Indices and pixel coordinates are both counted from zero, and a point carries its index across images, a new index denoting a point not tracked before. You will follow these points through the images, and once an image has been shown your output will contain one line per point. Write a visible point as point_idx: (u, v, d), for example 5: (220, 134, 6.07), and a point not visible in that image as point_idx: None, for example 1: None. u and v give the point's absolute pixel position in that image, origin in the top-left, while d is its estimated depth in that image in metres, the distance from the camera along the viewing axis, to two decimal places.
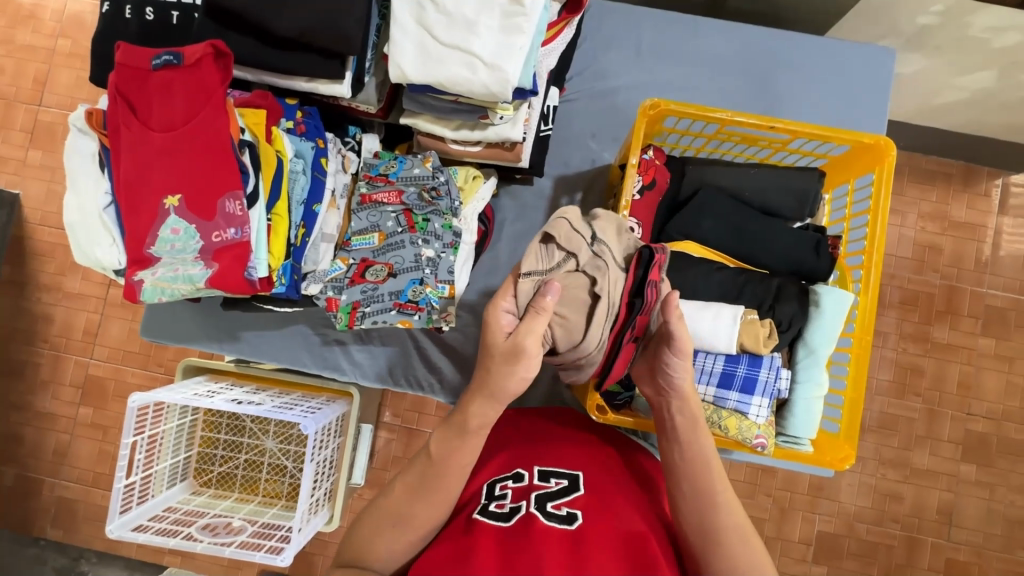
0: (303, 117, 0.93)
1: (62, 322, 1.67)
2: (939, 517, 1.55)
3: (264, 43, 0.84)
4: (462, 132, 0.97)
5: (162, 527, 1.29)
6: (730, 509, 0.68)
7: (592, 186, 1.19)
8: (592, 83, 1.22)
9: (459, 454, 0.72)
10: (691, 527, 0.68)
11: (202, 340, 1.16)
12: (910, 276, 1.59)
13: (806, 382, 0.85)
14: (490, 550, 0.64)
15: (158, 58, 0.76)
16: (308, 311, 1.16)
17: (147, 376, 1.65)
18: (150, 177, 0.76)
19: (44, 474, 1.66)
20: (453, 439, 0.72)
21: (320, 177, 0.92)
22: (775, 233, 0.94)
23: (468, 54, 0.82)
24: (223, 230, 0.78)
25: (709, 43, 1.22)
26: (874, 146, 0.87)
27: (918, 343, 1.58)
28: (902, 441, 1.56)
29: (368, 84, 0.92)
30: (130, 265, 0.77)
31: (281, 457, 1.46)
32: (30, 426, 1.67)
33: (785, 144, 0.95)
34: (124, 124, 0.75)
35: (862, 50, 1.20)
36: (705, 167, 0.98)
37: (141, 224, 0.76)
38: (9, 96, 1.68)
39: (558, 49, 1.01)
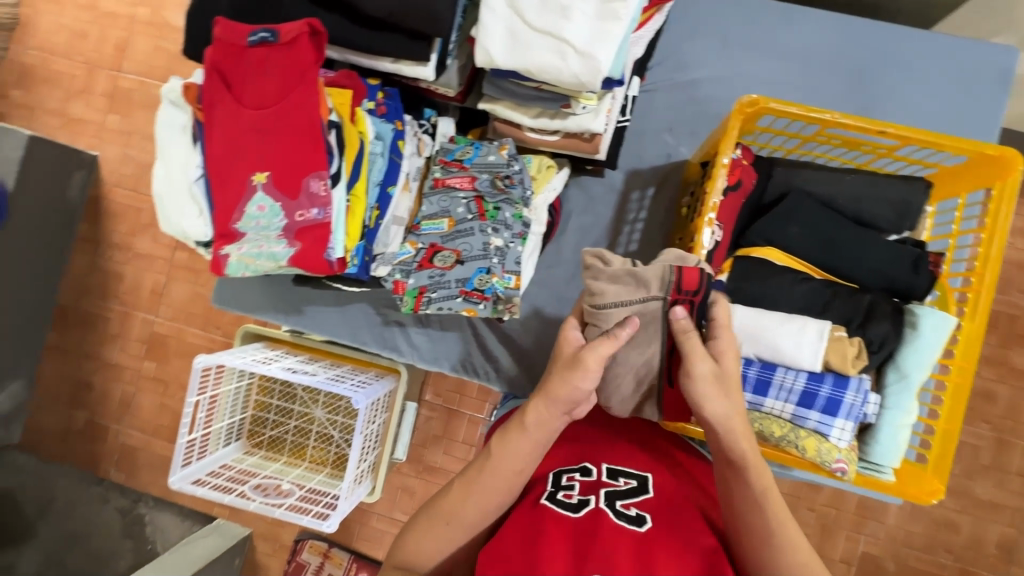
0: (384, 98, 0.92)
1: (131, 281, 1.76)
2: (997, 552, 1.46)
3: (351, 21, 0.83)
4: (541, 120, 0.95)
5: (218, 482, 1.36)
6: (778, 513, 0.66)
7: (666, 182, 1.15)
8: (671, 73, 1.16)
9: (501, 453, 0.71)
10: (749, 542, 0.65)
11: (266, 312, 1.20)
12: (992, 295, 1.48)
13: (895, 409, 0.80)
14: (560, 537, 0.63)
15: (254, 35, 0.76)
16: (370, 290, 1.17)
17: (207, 338, 1.73)
18: (241, 154, 0.77)
19: (110, 420, 1.78)
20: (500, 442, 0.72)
21: (397, 160, 0.91)
22: (868, 246, 0.88)
23: (559, 40, 0.79)
24: (306, 209, 0.78)
25: (802, 36, 1.14)
26: (999, 158, 0.78)
27: (994, 367, 1.47)
28: (964, 468, 1.47)
29: (451, 66, 0.91)
30: (217, 239, 0.79)
31: (329, 427, 1.49)
32: (99, 375, 1.78)
33: (891, 151, 0.88)
34: (219, 99, 0.76)
35: (973, 49, 1.10)
36: (795, 170, 0.92)
37: (229, 199, 0.77)
38: (93, 61, 1.75)
39: (645, 37, 0.96)
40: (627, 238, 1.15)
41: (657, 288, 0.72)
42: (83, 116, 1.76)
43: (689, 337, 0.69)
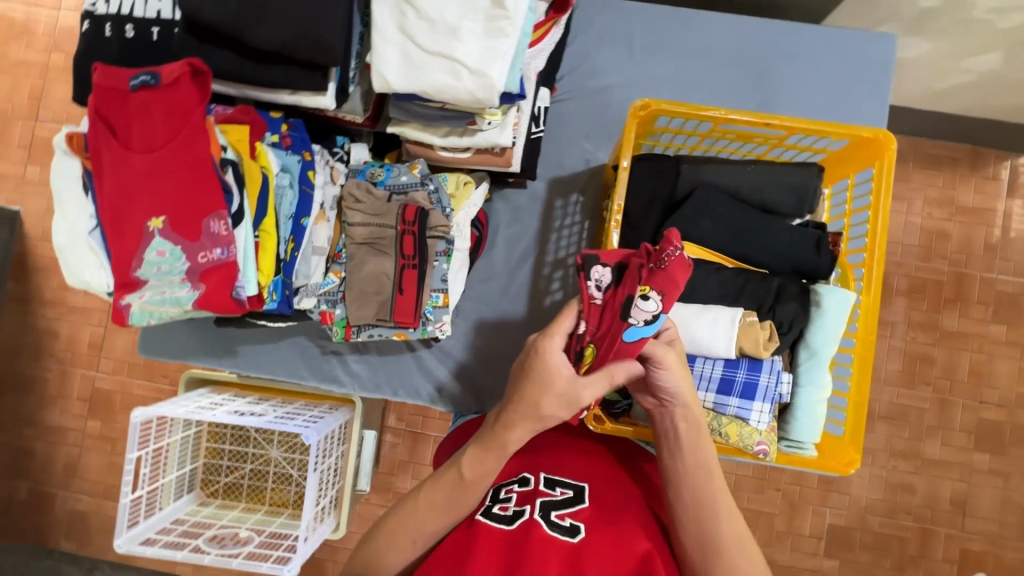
0: (288, 130, 0.92)
1: (66, 337, 1.68)
2: (952, 508, 1.52)
3: (241, 56, 0.83)
4: (450, 139, 0.95)
5: (170, 539, 1.27)
6: (729, 521, 0.70)
7: (587, 187, 1.17)
8: (583, 81, 1.19)
9: (476, 475, 0.73)
10: (689, 539, 0.70)
11: (200, 356, 1.16)
12: (917, 264, 1.56)
13: (809, 385, 0.83)
14: (497, 556, 0.66)
15: (136, 78, 0.75)
16: (304, 323, 1.15)
17: (152, 388, 1.66)
18: (133, 200, 0.75)
19: (55, 487, 1.68)
20: (470, 460, 0.73)
21: (308, 191, 0.91)
22: (773, 231, 0.91)
23: (452, 60, 0.80)
24: (209, 250, 0.77)
25: (702, 36, 1.19)
26: (874, 139, 0.84)
27: (927, 331, 1.55)
28: (913, 432, 1.53)
29: (354, 93, 0.91)
30: (117, 289, 0.76)
31: (286, 467, 1.45)
32: (40, 440, 1.68)
33: (782, 140, 0.93)
34: (104, 146, 0.74)
35: (858, 37, 1.17)
36: (701, 166, 0.95)
37: (126, 248, 0.75)
38: (5, 112, 1.68)
39: (546, 50, 0.99)
40: (556, 245, 1.17)
41: (392, 219, 0.95)
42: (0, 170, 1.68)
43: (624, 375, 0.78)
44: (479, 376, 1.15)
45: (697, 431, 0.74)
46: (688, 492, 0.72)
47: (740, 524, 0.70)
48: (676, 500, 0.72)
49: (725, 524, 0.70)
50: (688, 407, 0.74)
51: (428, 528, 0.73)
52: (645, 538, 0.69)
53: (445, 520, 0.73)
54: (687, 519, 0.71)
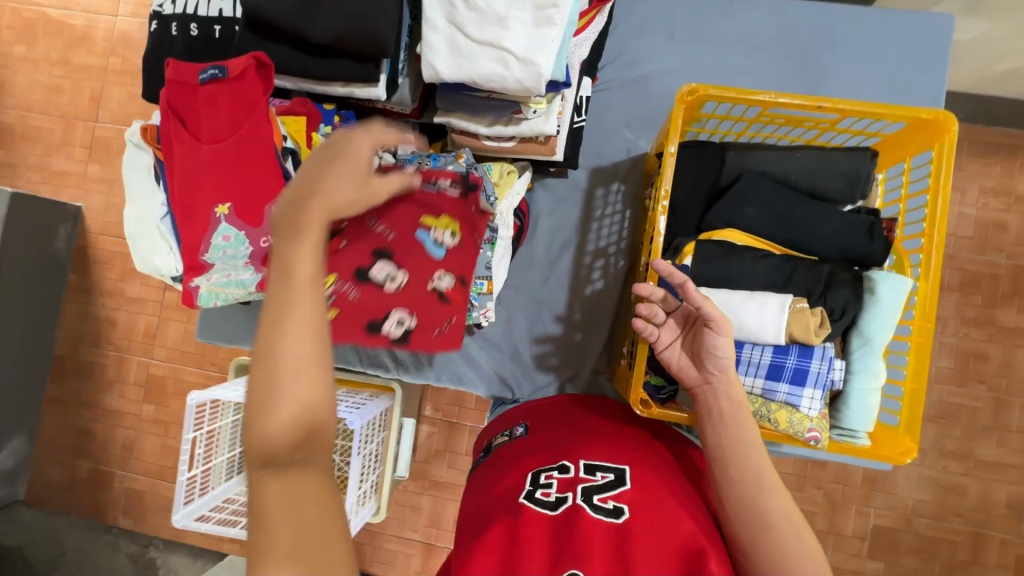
0: (340, 121, 0.94)
1: (124, 325, 1.77)
2: (1008, 512, 1.46)
3: (299, 50, 0.86)
4: (496, 128, 0.97)
5: (222, 517, 1.35)
6: (778, 499, 0.70)
7: (627, 177, 1.17)
8: (623, 71, 1.19)
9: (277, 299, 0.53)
10: (738, 515, 0.69)
11: (250, 341, 1.21)
12: (971, 257, 1.49)
13: (861, 373, 0.82)
14: (542, 538, 0.67)
15: (204, 73, 0.79)
16: None
17: (203, 374, 1.74)
18: (202, 188, 0.80)
19: (114, 467, 1.78)
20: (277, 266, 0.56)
21: (360, 180, 0.94)
22: (824, 217, 0.90)
23: (501, 50, 0.82)
24: (270, 235, 0.81)
25: (745, 23, 1.17)
26: (934, 121, 0.81)
27: (982, 327, 1.48)
28: (965, 432, 1.47)
29: (403, 84, 0.93)
30: (187, 272, 0.81)
31: (328, 451, 1.49)
32: (100, 423, 1.79)
33: (833, 125, 0.91)
34: (176, 139, 0.79)
35: (912, 18, 1.13)
36: (746, 153, 0.95)
37: (195, 233, 0.80)
38: (69, 114, 1.78)
39: (589, 39, 0.99)
40: (597, 235, 1.17)
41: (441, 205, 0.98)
42: (64, 169, 1.79)
43: (671, 351, 0.81)
44: (519, 363, 1.17)
45: (738, 410, 0.76)
46: (740, 466, 0.72)
47: (788, 503, 0.70)
48: (724, 475, 0.73)
49: (774, 500, 0.69)
50: (733, 381, 0.77)
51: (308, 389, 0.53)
52: (690, 521, 0.69)
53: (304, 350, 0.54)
54: (736, 495, 0.71)
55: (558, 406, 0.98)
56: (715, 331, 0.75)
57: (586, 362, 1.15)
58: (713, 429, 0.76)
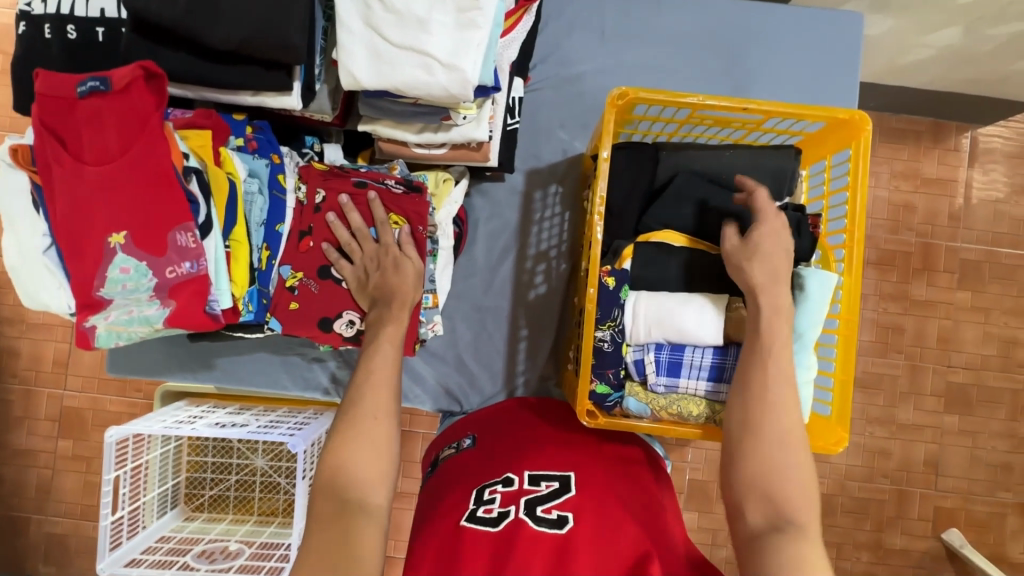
0: (253, 133, 0.87)
1: (29, 355, 1.59)
2: (926, 469, 1.58)
3: (198, 56, 0.78)
4: (425, 135, 0.92)
5: (156, 559, 1.22)
6: (798, 478, 0.71)
7: (565, 178, 1.16)
8: (556, 69, 1.17)
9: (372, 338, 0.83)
10: (758, 501, 0.70)
11: (174, 371, 1.11)
12: (886, 237, 1.60)
13: (795, 368, 0.85)
14: (483, 557, 0.65)
15: (83, 84, 0.69)
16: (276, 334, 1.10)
17: (126, 403, 1.59)
18: (91, 215, 0.70)
19: (29, 511, 1.61)
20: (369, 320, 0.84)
21: (280, 195, 0.87)
22: (754, 216, 0.91)
23: (423, 54, 0.77)
24: (177, 264, 0.73)
25: (673, 20, 1.18)
26: (849, 120, 0.84)
27: (898, 301, 1.59)
28: (887, 398, 1.58)
29: (320, 91, 0.87)
30: (80, 310, 0.73)
31: (272, 474, 1.41)
32: (8, 465, 1.61)
33: (758, 124, 0.93)
34: (55, 160, 0.69)
35: (825, 15, 1.18)
36: (679, 152, 0.95)
37: (87, 267, 0.71)
38: None
39: (517, 39, 0.96)
40: (538, 237, 1.15)
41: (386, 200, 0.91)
42: None
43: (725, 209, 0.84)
44: (465, 374, 1.14)
45: (763, 401, 0.74)
46: (760, 453, 0.72)
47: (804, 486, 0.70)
48: (744, 463, 0.72)
49: (792, 479, 0.70)
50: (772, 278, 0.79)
51: (382, 405, 0.75)
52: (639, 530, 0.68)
53: (386, 393, 0.77)
54: (753, 481, 0.71)
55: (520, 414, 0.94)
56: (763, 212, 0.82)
57: (536, 367, 1.13)
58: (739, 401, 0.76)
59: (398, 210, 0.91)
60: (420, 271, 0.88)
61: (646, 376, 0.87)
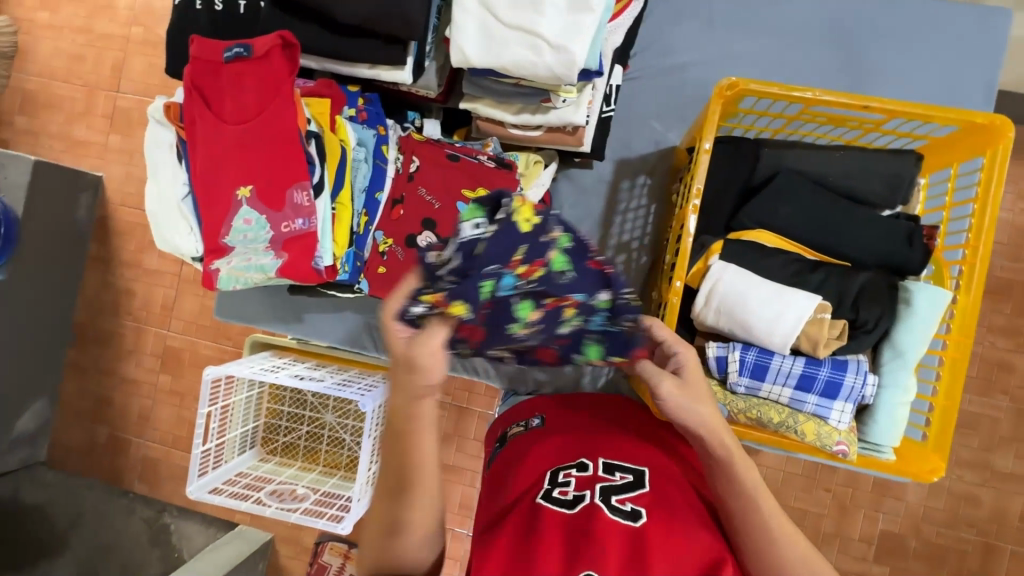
0: (364, 104, 0.93)
1: (143, 297, 1.79)
2: (1022, 525, 1.43)
3: (325, 29, 0.84)
4: (523, 116, 0.94)
5: (235, 490, 1.37)
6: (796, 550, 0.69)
7: (654, 170, 1.14)
8: (655, 59, 1.14)
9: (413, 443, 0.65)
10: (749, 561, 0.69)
11: (268, 322, 1.22)
12: (1004, 264, 1.44)
13: (892, 387, 0.80)
14: (557, 539, 0.66)
15: (230, 51, 0.77)
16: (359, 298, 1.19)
17: (219, 349, 1.75)
18: (224, 168, 0.78)
19: (132, 434, 1.81)
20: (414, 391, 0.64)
21: (382, 165, 0.93)
22: (861, 223, 0.86)
23: (532, 35, 0.79)
24: (291, 220, 0.80)
25: (787, 12, 1.12)
26: (988, 126, 0.76)
27: (1010, 337, 1.43)
28: (983, 442, 1.44)
29: (429, 68, 0.90)
30: (208, 254, 0.81)
31: (339, 431, 1.49)
32: (118, 391, 1.82)
33: (879, 125, 0.87)
34: (199, 116, 0.77)
35: (963, 13, 1.07)
36: (783, 151, 0.91)
37: (217, 214, 0.79)
38: (91, 84, 1.77)
39: (623, 25, 0.95)
40: (621, 227, 1.14)
41: (478, 174, 0.93)
42: (86, 138, 1.78)
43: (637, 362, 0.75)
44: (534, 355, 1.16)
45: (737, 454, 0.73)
46: (756, 519, 0.70)
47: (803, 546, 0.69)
48: (735, 519, 0.71)
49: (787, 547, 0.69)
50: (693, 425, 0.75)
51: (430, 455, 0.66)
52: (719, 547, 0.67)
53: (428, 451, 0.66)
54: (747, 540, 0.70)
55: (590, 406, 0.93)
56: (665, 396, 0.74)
57: None
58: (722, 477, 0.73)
59: (486, 183, 0.93)
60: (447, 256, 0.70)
61: (727, 374, 0.83)
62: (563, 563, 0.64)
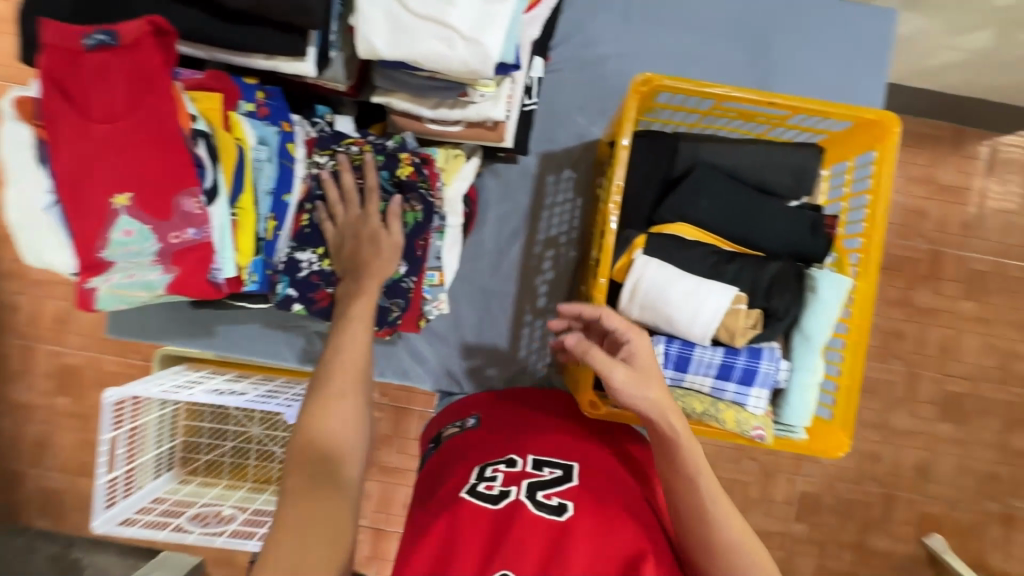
0: (264, 98, 0.85)
1: (27, 312, 1.58)
2: (916, 475, 1.59)
3: (211, 15, 0.75)
4: (441, 111, 0.90)
5: (151, 519, 1.24)
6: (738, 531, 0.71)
7: (580, 163, 1.14)
8: (577, 50, 1.13)
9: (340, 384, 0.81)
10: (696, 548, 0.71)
11: (174, 336, 1.11)
12: (896, 242, 1.58)
13: (802, 369, 0.84)
14: (478, 537, 0.65)
15: (91, 38, 0.67)
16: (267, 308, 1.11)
17: (125, 364, 1.59)
18: (93, 174, 0.68)
19: (26, 465, 1.62)
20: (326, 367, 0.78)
21: (289, 165, 0.85)
22: (772, 215, 0.90)
23: (443, 26, 0.74)
24: (181, 230, 0.72)
25: (700, 5, 1.14)
26: (878, 122, 0.82)
27: (901, 308, 1.58)
28: (882, 404, 1.58)
29: (335, 59, 0.84)
30: (82, 273, 0.70)
31: (268, 443, 1.42)
32: (5, 418, 1.61)
33: (784, 120, 0.90)
34: (58, 114, 0.67)
35: (856, 10, 1.14)
36: (699, 143, 0.93)
37: (87, 227, 0.68)
38: None
39: (541, 16, 0.92)
40: (548, 223, 1.14)
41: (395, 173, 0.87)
42: None
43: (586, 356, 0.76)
44: (468, 356, 1.13)
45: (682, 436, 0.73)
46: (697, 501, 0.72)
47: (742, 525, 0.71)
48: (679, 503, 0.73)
49: (728, 529, 0.71)
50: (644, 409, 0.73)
51: (348, 384, 0.74)
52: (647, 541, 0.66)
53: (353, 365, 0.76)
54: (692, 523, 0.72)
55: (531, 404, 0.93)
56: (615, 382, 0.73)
57: (544, 353, 1.13)
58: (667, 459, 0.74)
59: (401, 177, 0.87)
60: (397, 246, 0.84)
61: None
62: (482, 556, 0.63)
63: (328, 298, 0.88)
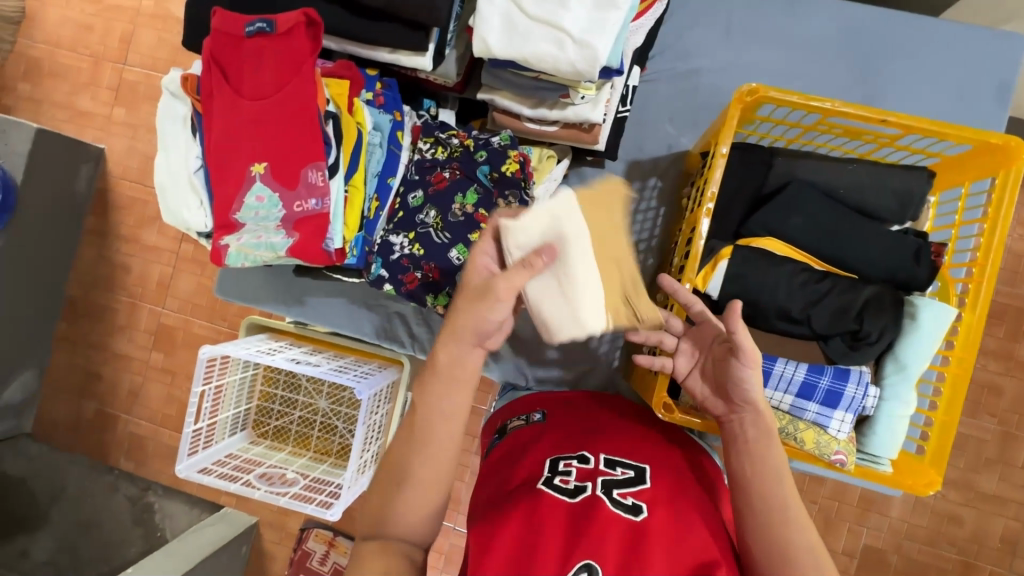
0: (382, 89, 0.92)
1: (138, 273, 1.77)
2: (1002, 546, 1.45)
3: (348, 11, 0.83)
4: (540, 111, 0.94)
5: (224, 471, 1.34)
6: (805, 531, 0.67)
7: (667, 173, 1.14)
8: (673, 63, 1.15)
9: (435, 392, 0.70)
10: (759, 546, 0.68)
11: (271, 303, 1.21)
12: (1001, 288, 1.45)
13: (892, 399, 0.82)
14: (557, 528, 0.67)
15: (252, 25, 0.79)
16: (354, 286, 1.19)
17: (213, 329, 1.74)
18: (238, 144, 0.79)
19: (119, 410, 1.79)
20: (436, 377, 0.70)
21: (396, 151, 0.92)
22: (870, 236, 0.87)
23: (557, 29, 0.78)
24: (304, 200, 0.80)
25: (805, 24, 1.12)
26: (1002, 147, 0.77)
27: (1000, 360, 1.45)
28: (969, 462, 1.46)
29: (450, 56, 0.90)
30: (218, 230, 0.81)
31: (333, 418, 1.47)
32: (109, 366, 1.80)
33: (893, 140, 0.88)
34: (218, 92, 0.79)
35: (977, 36, 1.08)
36: (795, 160, 0.90)
37: (228, 190, 0.79)
38: (98, 55, 1.75)
39: (644, 26, 0.95)
40: (629, 229, 1.15)
41: (495, 165, 0.91)
42: (89, 109, 1.76)
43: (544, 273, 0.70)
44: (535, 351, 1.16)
45: (765, 433, 0.72)
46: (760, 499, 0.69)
47: (816, 537, 0.67)
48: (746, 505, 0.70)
49: (797, 534, 0.67)
50: (761, 411, 0.72)
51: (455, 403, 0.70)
52: (715, 546, 0.67)
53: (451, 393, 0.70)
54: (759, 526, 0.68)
55: (600, 400, 0.94)
56: (744, 361, 0.71)
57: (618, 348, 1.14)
58: (743, 458, 0.72)
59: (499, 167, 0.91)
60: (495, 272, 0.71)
61: None
62: (562, 551, 0.65)
63: (416, 282, 0.92)
